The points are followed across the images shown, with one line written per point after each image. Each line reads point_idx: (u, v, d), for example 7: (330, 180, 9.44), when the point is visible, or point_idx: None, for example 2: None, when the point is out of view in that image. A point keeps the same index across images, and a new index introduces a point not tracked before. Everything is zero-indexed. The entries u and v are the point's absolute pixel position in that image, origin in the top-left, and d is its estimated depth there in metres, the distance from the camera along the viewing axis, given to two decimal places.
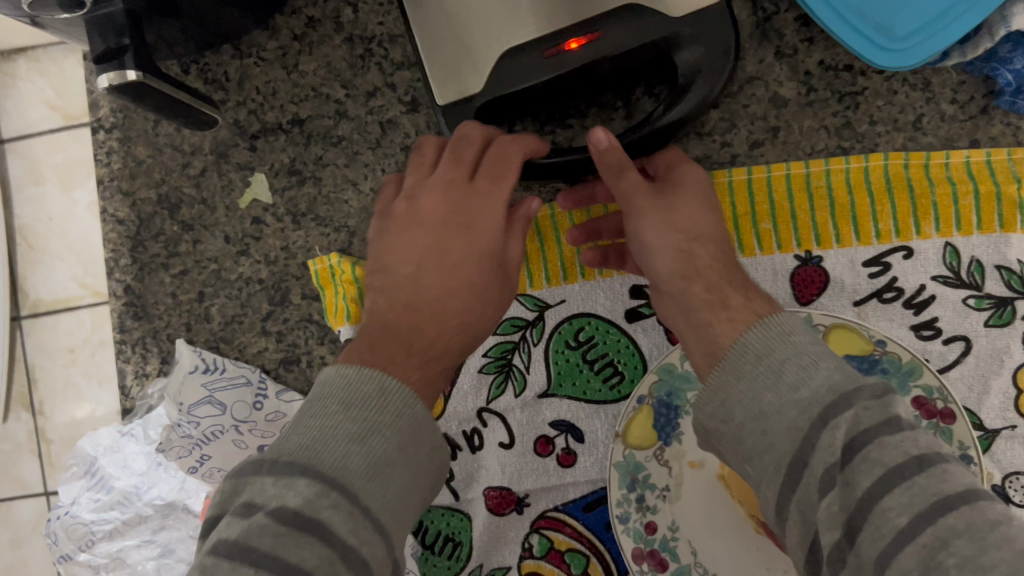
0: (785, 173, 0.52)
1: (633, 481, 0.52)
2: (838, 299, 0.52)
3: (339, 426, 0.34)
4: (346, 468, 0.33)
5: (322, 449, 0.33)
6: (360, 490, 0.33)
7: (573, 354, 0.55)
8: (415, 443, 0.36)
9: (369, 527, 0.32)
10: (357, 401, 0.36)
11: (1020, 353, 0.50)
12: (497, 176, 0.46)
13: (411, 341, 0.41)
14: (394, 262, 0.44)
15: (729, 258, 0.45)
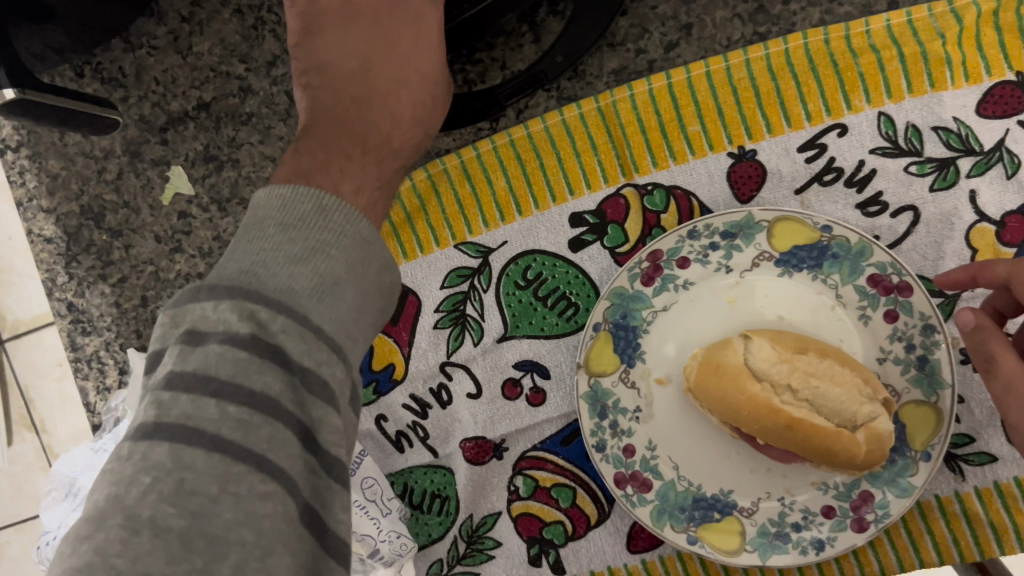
0: (705, 71, 0.50)
1: (603, 408, 0.52)
2: (777, 190, 0.50)
3: (280, 247, 0.31)
4: (293, 288, 0.30)
5: (266, 273, 0.31)
6: (308, 310, 0.30)
7: (524, 294, 0.54)
8: (363, 261, 0.33)
9: (324, 350, 0.30)
10: (293, 222, 0.32)
11: (969, 213, 0.48)
12: None
13: (366, 135, 0.42)
14: (327, 54, 0.45)
15: None
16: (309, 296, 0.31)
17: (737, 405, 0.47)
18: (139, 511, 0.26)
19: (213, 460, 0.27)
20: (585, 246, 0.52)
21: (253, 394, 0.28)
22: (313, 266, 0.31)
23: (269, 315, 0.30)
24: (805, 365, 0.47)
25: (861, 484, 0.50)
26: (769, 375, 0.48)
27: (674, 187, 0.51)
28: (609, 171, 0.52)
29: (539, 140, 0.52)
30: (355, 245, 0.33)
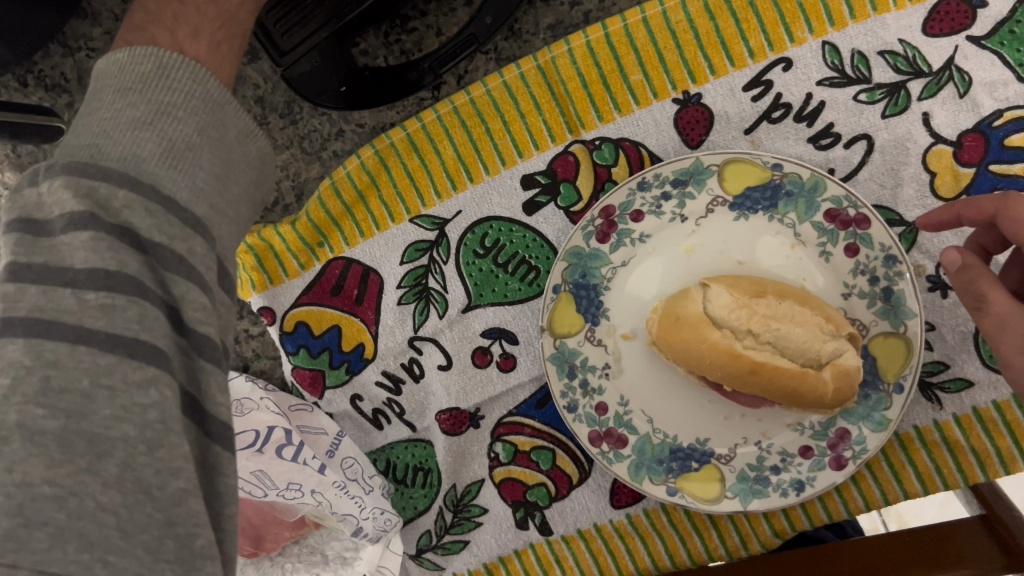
0: (641, 17, 0.49)
1: (572, 368, 0.52)
2: (726, 132, 0.49)
3: (119, 114, 0.29)
4: (139, 156, 0.29)
5: (109, 144, 0.29)
6: (160, 178, 0.29)
7: (484, 262, 0.53)
8: (218, 125, 0.32)
9: (178, 223, 0.29)
10: (132, 84, 0.30)
11: (924, 136, 0.47)
12: None
13: None
14: None
15: None
16: (157, 162, 0.29)
17: (699, 352, 0.47)
18: (7, 416, 0.27)
19: (80, 353, 0.27)
20: (540, 208, 0.52)
21: (110, 274, 0.28)
22: (173, 127, 0.30)
23: (111, 192, 0.28)
24: (762, 309, 0.47)
25: (837, 421, 0.49)
26: (728, 322, 0.48)
27: (622, 139, 0.50)
28: (555, 130, 0.51)
29: (483, 104, 0.51)
30: (207, 107, 0.32)
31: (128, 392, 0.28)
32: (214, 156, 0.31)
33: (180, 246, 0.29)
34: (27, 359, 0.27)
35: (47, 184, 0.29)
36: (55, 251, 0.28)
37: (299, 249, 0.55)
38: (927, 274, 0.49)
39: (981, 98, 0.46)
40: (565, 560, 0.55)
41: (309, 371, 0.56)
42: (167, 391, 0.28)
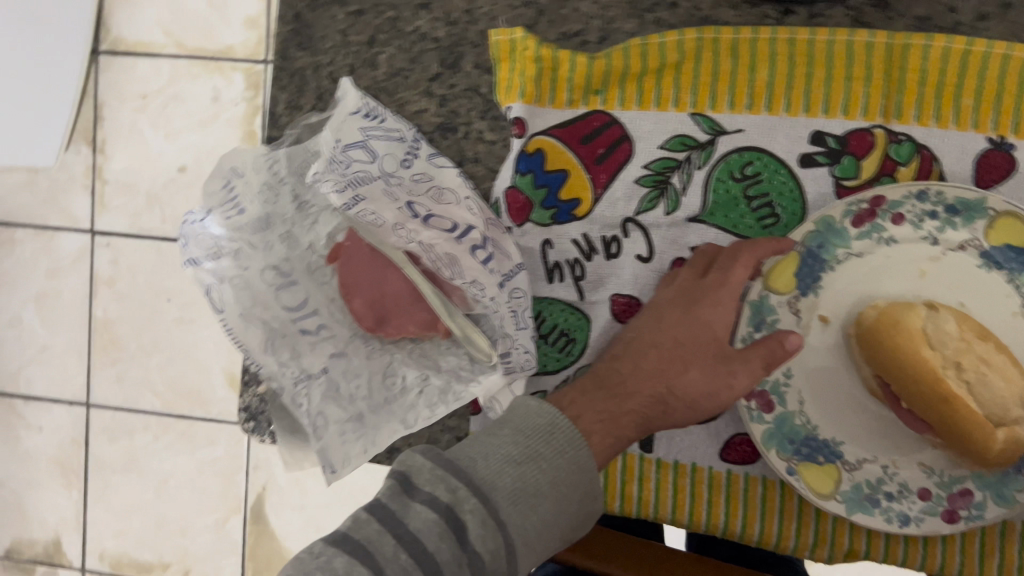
0: (1005, 52, 0.50)
1: (762, 321, 0.53)
2: (1019, 191, 0.51)
3: (503, 448, 0.40)
4: (494, 484, 0.38)
5: (481, 464, 0.39)
6: (502, 507, 0.38)
7: (735, 187, 0.54)
8: (570, 483, 0.41)
9: (499, 542, 0.37)
10: (525, 429, 0.42)
11: None
12: (716, 302, 0.50)
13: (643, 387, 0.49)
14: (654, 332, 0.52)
15: None
16: (504, 497, 0.38)
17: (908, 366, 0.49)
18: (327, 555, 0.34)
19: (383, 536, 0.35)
20: (814, 166, 0.53)
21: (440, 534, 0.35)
22: (532, 471, 0.40)
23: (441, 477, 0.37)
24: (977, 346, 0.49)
25: (965, 480, 0.51)
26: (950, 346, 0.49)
27: (924, 146, 0.52)
28: (870, 106, 0.52)
29: (818, 50, 0.52)
30: (569, 466, 0.41)
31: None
32: (542, 486, 0.40)
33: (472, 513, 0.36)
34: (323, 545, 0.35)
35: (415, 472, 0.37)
36: (408, 510, 0.36)
37: (533, 93, 0.55)
38: None
39: None
40: (647, 480, 0.57)
41: (523, 197, 0.56)
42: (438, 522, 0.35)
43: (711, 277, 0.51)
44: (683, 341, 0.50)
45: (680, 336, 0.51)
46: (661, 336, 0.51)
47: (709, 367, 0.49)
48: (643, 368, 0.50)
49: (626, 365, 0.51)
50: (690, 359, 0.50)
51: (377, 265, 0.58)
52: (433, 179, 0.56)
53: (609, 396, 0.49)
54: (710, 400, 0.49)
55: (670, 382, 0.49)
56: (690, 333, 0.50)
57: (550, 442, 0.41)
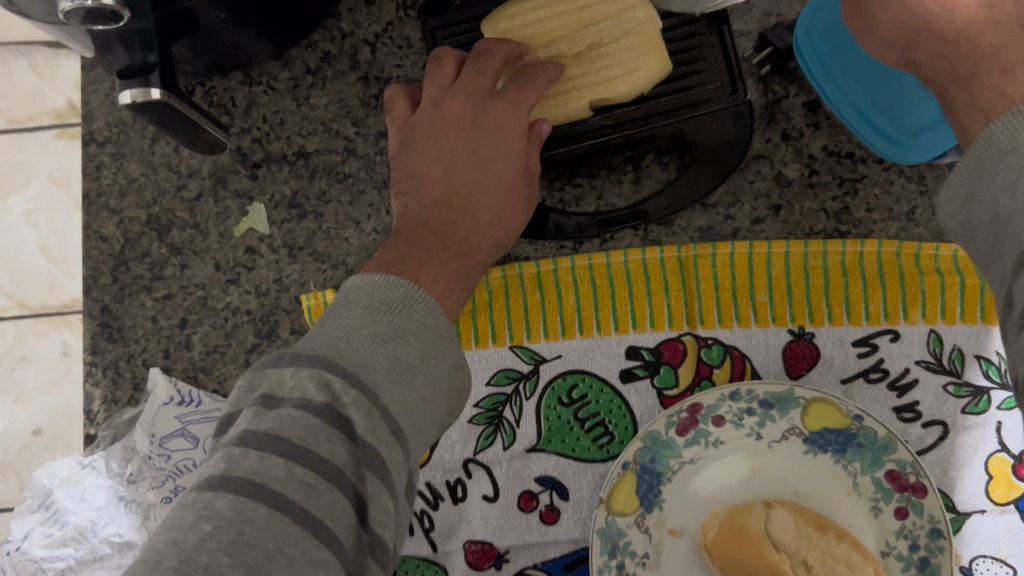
0: (785, 250, 0.54)
1: (614, 547, 0.52)
2: (826, 375, 0.53)
3: (364, 327, 0.36)
4: (369, 366, 0.34)
5: (347, 350, 0.35)
6: (382, 390, 0.34)
7: (564, 411, 0.55)
8: (437, 353, 0.37)
9: (388, 433, 0.33)
10: (380, 307, 0.37)
11: (993, 442, 0.52)
12: (486, 125, 0.48)
13: (446, 239, 0.47)
14: (422, 167, 0.49)
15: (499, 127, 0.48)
16: (385, 378, 0.34)
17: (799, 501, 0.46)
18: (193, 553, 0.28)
19: (271, 491, 0.30)
20: (635, 379, 0.54)
21: (321, 460, 0.31)
22: (403, 347, 0.36)
23: (344, 388, 0.33)
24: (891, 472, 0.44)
25: None
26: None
27: (732, 347, 0.54)
28: (676, 317, 0.55)
29: (616, 271, 0.55)
30: (431, 338, 0.38)
31: (300, 465, 0.31)
32: (403, 392, 0.35)
33: (384, 452, 0.33)
34: (231, 514, 0.29)
35: (290, 371, 0.33)
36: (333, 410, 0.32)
37: None
38: (961, 564, 0.51)
39: None
40: None
41: None
42: (336, 450, 0.32)
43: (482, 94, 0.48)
44: (449, 155, 0.48)
45: (449, 180, 0.48)
46: (434, 167, 0.48)
47: (501, 189, 0.49)
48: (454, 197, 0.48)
49: (442, 220, 0.47)
50: (449, 133, 0.48)
51: None
52: None
53: (443, 252, 0.46)
54: (496, 227, 0.49)
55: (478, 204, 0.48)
56: (447, 172, 0.48)
57: (408, 314, 0.37)
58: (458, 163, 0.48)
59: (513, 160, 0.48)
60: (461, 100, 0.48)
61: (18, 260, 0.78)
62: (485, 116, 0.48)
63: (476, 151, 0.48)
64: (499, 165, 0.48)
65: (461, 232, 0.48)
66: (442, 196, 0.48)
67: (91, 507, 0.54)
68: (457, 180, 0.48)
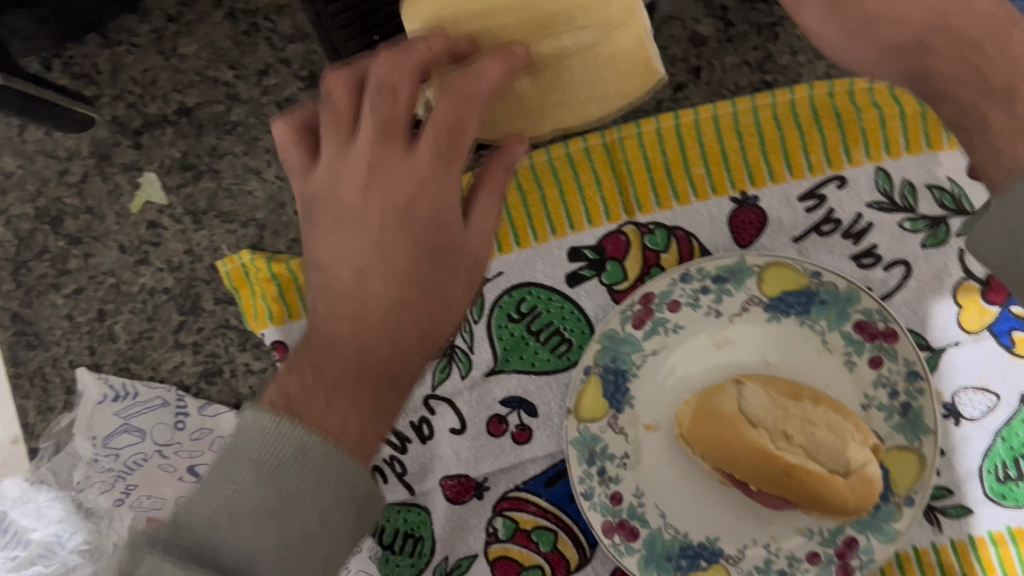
0: (712, 114, 0.51)
1: (591, 454, 0.50)
2: (777, 237, 0.51)
3: (245, 495, 0.34)
4: (256, 549, 0.33)
5: (225, 516, 0.33)
6: (278, 534, 0.33)
7: (517, 327, 0.52)
8: (339, 505, 0.35)
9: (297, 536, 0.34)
10: (268, 463, 0.34)
11: (958, 271, 0.50)
12: (374, 173, 0.41)
13: (358, 365, 0.39)
14: (329, 260, 0.41)
15: (393, 221, 0.41)
16: (271, 523, 0.33)
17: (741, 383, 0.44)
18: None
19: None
20: (583, 281, 0.52)
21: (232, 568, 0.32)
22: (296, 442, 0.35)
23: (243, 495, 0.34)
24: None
25: (846, 529, 0.50)
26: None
27: (676, 228, 0.51)
28: (611, 207, 0.51)
29: (543, 172, 0.52)
30: (327, 474, 0.35)
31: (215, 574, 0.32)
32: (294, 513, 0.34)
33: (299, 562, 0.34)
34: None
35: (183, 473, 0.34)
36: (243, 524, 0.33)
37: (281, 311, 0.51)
38: (944, 401, 0.51)
39: None
40: None
41: None
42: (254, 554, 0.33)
43: (370, 134, 0.40)
44: (378, 289, 0.40)
45: (344, 358, 0.39)
46: (337, 293, 0.41)
47: (393, 278, 0.40)
48: (337, 338, 0.40)
49: (339, 324, 0.40)
50: (373, 233, 0.41)
51: None
52: (212, 432, 0.52)
53: (330, 391, 0.38)
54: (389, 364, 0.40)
55: (379, 331, 0.40)
56: (359, 346, 0.40)
57: (297, 468, 0.34)
58: (377, 262, 0.40)
59: (407, 256, 0.40)
60: (363, 151, 0.41)
61: None
62: (387, 124, 0.40)
63: (377, 176, 0.41)
64: (415, 266, 0.41)
65: (341, 286, 0.41)
66: (353, 266, 0.41)
67: (51, 520, 0.50)
68: (363, 310, 0.40)
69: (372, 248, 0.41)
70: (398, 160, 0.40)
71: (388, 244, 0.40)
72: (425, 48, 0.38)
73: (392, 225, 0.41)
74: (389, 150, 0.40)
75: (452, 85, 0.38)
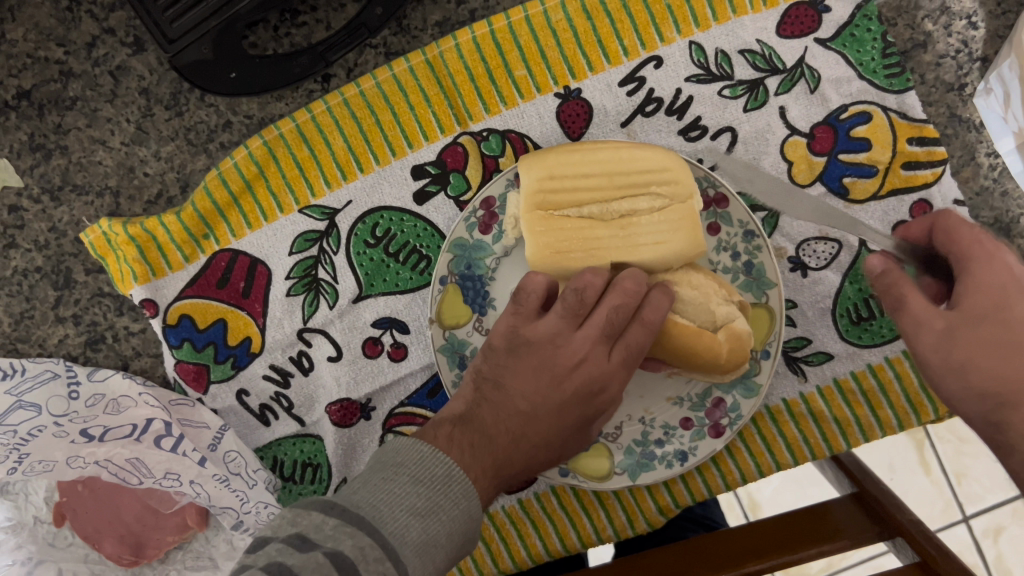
0: (524, 15, 0.52)
1: (461, 358, 0.53)
2: (604, 124, 0.52)
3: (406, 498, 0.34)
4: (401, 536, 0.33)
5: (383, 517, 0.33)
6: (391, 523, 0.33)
7: (375, 252, 0.54)
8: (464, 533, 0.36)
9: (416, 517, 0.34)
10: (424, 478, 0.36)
11: (782, 129, 0.52)
12: (574, 320, 0.46)
13: (485, 442, 0.42)
14: (513, 388, 0.45)
15: (551, 383, 0.45)
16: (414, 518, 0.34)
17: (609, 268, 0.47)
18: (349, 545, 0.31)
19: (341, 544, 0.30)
20: (430, 197, 0.54)
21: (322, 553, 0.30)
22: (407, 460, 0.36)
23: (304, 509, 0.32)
24: (686, 193, 0.47)
25: (712, 391, 0.52)
26: (652, 232, 0.47)
27: (508, 131, 0.53)
28: (444, 122, 0.53)
29: (373, 97, 0.53)
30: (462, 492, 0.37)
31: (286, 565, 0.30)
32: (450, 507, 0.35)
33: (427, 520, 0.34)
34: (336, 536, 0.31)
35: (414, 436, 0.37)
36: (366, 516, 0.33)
37: (146, 270, 0.54)
38: (788, 255, 0.53)
39: (829, 93, 0.51)
40: (481, 558, 0.56)
41: (194, 365, 0.54)
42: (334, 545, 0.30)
43: (607, 329, 0.45)
44: (540, 393, 0.45)
45: (540, 422, 0.45)
46: (526, 390, 0.45)
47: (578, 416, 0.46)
48: (505, 414, 0.44)
49: (533, 431, 0.44)
50: (535, 355, 0.46)
51: (103, 498, 0.56)
52: (106, 395, 0.54)
53: (480, 438, 0.42)
54: (537, 456, 0.45)
55: (537, 426, 0.45)
56: (555, 400, 0.45)
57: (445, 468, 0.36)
58: (549, 409, 0.45)
59: (567, 427, 0.45)
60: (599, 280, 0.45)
61: None
62: (605, 330, 0.45)
63: (568, 402, 0.45)
64: (574, 422, 0.46)
65: (498, 443, 0.43)
66: (574, 358, 0.45)
67: None
68: (511, 397, 0.45)
69: (570, 418, 0.45)
70: (625, 355, 0.46)
71: (532, 386, 0.45)
72: (634, 286, 0.45)
73: (575, 408, 0.45)
74: (558, 329, 0.46)
75: (618, 284, 0.45)
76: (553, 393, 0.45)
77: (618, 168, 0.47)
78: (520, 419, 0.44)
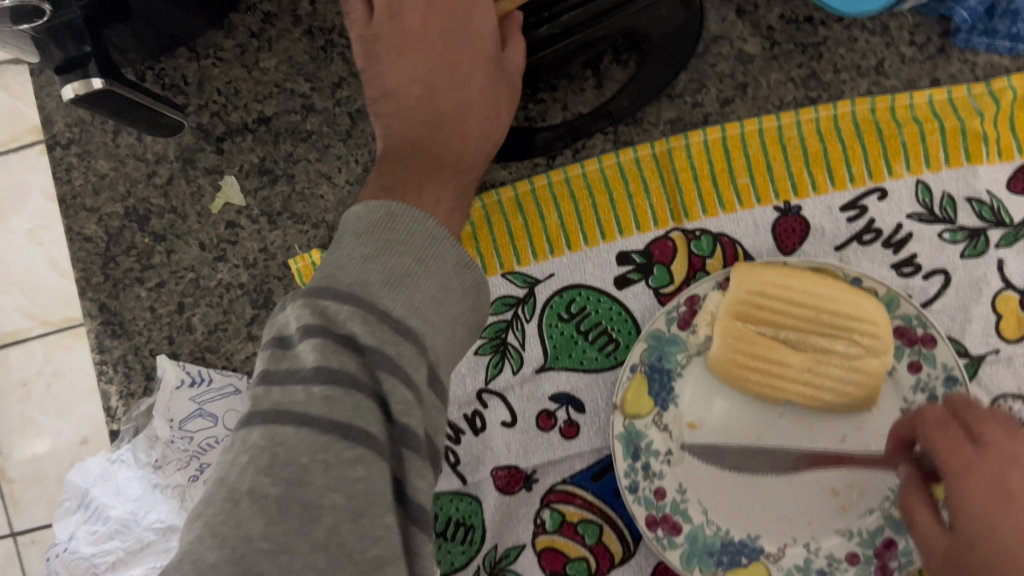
0: (758, 127, 0.53)
1: (636, 449, 0.53)
2: (819, 245, 0.53)
3: None
4: None
5: None
6: None
7: (567, 327, 0.55)
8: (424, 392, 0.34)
9: None
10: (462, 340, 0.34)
11: (997, 281, 0.51)
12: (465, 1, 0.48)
13: (427, 157, 0.46)
14: (396, 90, 0.48)
15: (425, 81, 0.47)
16: None
17: (785, 394, 0.51)
18: None
19: None
20: (631, 284, 0.54)
21: None
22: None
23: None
24: (884, 349, 0.49)
25: (885, 531, 0.51)
26: (838, 381, 0.50)
27: (721, 235, 0.54)
28: (659, 215, 0.54)
29: (594, 180, 0.55)
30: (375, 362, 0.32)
31: None
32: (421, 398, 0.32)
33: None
34: None
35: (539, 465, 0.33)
36: None
37: None
38: None
39: None
40: None
41: None
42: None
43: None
44: (427, 117, 0.47)
45: (446, 107, 0.47)
46: (415, 123, 0.47)
47: (490, 87, 0.47)
48: (412, 121, 0.47)
49: (453, 97, 0.47)
50: (412, 75, 0.48)
51: None
52: None
53: (415, 170, 0.44)
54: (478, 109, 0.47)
55: (452, 96, 0.47)
56: (426, 99, 0.47)
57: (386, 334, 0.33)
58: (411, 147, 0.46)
59: (458, 118, 0.47)
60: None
61: (32, 280, 0.77)
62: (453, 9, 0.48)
63: (436, 92, 0.47)
64: (467, 116, 0.47)
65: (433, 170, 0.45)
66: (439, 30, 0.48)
67: (128, 498, 0.55)
68: (403, 98, 0.48)
69: (469, 92, 0.47)
70: None
71: (425, 49, 0.48)
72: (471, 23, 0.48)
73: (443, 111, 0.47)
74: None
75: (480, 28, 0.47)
76: (430, 120, 0.47)
77: (823, 313, 0.50)
78: (422, 137, 0.46)
